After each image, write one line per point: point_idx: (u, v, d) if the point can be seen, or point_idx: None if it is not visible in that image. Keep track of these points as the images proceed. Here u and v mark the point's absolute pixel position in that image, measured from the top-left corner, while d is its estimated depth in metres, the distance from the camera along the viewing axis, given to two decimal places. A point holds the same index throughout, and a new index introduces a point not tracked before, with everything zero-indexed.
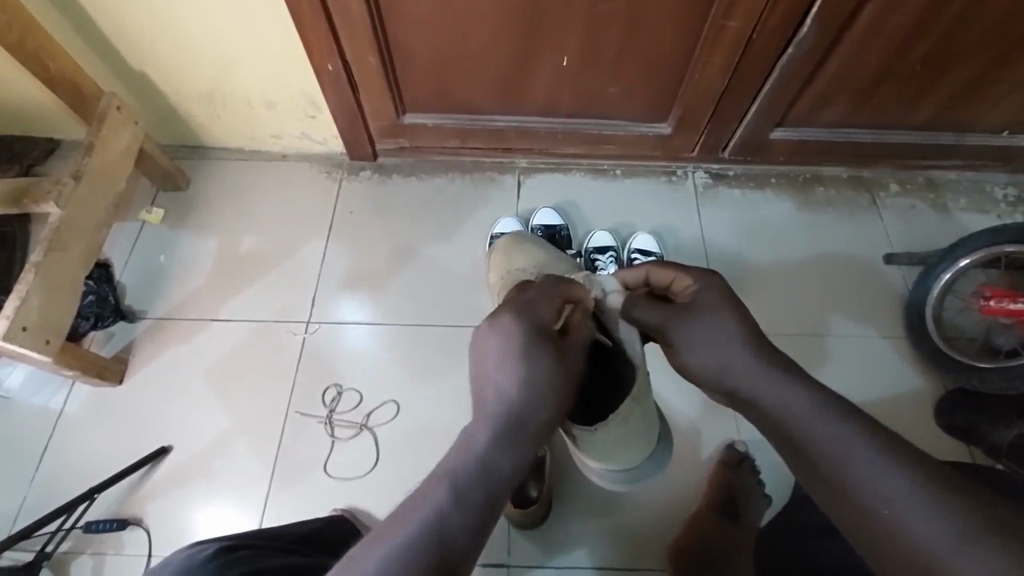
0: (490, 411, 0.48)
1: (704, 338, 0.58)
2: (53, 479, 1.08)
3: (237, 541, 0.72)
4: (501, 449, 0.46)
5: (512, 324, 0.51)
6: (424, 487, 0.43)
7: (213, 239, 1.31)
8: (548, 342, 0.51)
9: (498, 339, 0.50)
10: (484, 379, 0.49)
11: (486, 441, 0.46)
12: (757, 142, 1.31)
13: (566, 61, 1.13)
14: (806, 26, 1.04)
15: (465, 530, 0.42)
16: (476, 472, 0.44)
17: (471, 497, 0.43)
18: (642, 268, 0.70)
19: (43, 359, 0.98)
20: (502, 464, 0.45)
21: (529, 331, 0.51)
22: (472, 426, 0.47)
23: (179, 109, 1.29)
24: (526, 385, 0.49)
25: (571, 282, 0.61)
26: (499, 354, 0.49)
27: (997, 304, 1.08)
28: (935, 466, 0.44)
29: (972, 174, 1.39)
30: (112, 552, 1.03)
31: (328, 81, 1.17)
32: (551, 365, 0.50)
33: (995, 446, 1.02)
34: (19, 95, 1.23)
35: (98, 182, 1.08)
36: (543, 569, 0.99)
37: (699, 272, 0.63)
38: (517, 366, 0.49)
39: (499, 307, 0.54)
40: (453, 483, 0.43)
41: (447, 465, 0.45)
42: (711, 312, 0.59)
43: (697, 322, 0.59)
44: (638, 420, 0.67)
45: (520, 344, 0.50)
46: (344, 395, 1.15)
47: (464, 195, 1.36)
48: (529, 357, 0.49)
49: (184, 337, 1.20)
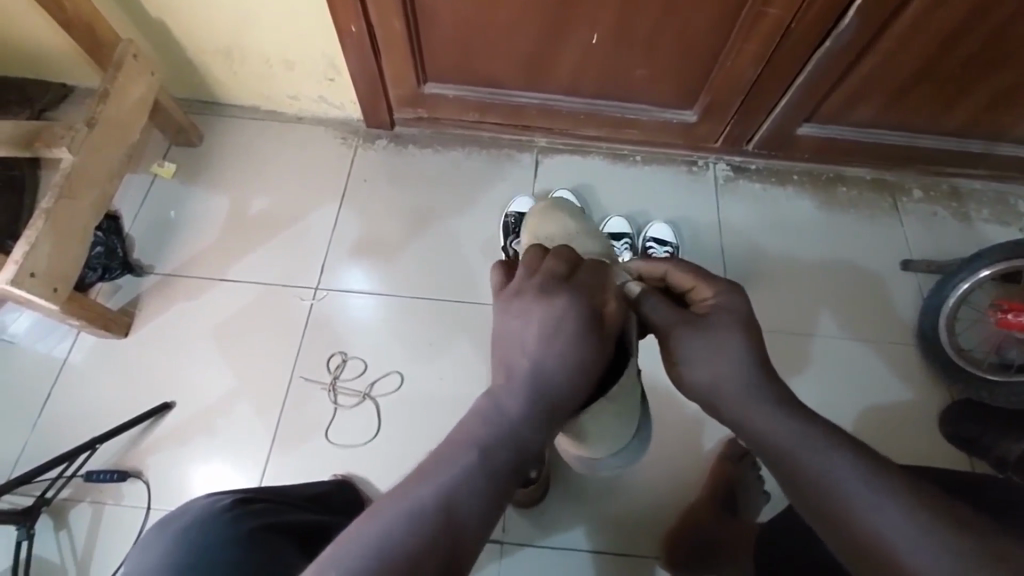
0: (520, 380, 0.46)
1: (703, 353, 0.55)
2: (54, 427, 1.08)
3: (251, 494, 0.73)
4: (529, 420, 0.44)
5: (557, 299, 0.51)
6: (451, 448, 0.41)
7: (224, 197, 1.30)
8: (592, 323, 0.51)
9: (539, 317, 0.49)
10: (516, 350, 0.48)
11: (518, 410, 0.44)
12: (783, 136, 1.28)
13: (596, 38, 1.10)
14: (847, 19, 1.01)
15: (490, 495, 0.40)
16: (504, 442, 0.42)
17: (497, 464, 0.41)
18: (663, 264, 0.65)
19: (49, 307, 0.97)
20: (530, 436, 0.44)
21: (576, 309, 0.50)
22: (502, 393, 0.45)
23: (197, 62, 1.27)
24: (564, 363, 0.48)
25: (604, 261, 0.60)
26: (540, 330, 0.49)
27: (1014, 317, 1.06)
28: (943, 490, 0.43)
29: (996, 184, 1.37)
30: (112, 503, 1.03)
31: (350, 43, 1.14)
32: (588, 348, 0.50)
33: (1002, 460, 1.01)
34: (33, 36, 1.20)
35: (111, 132, 1.06)
36: (537, 548, 0.99)
37: (720, 285, 0.59)
38: (559, 345, 0.48)
39: (537, 287, 0.52)
40: (481, 446, 0.42)
41: (471, 429, 0.43)
42: (719, 331, 0.55)
43: (706, 340, 0.55)
44: (630, 398, 0.64)
45: (563, 321, 0.49)
46: (348, 363, 1.15)
47: (480, 170, 1.34)
48: (572, 336, 0.49)
49: (192, 294, 1.20)
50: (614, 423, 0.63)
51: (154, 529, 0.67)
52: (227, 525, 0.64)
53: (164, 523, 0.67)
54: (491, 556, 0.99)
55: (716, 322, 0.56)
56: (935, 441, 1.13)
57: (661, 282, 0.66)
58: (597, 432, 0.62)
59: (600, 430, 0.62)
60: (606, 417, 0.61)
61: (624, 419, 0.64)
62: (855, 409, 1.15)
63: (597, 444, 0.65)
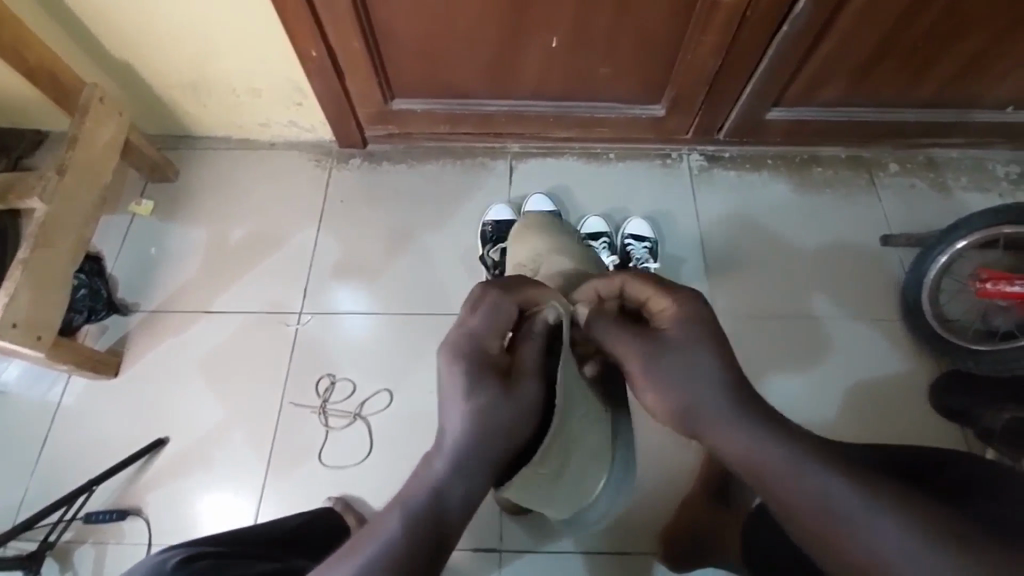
0: (445, 446, 0.51)
1: (680, 378, 0.53)
2: (53, 471, 1.10)
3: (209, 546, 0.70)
4: (455, 476, 0.50)
5: (456, 346, 0.56)
6: (382, 514, 0.47)
7: (203, 230, 1.31)
8: (489, 370, 0.55)
9: (454, 371, 0.54)
10: (442, 404, 0.53)
11: (440, 469, 0.50)
12: (753, 122, 1.28)
13: (556, 41, 1.11)
14: (801, 4, 1.01)
15: (419, 553, 0.45)
16: (426, 500, 0.48)
17: (420, 518, 0.46)
18: (619, 278, 0.66)
19: (35, 354, 0.99)
20: (452, 491, 0.49)
21: (469, 357, 0.55)
22: (430, 457, 0.51)
23: (165, 97, 1.27)
24: (476, 419, 0.52)
25: (536, 284, 0.63)
26: (454, 384, 0.53)
27: (993, 287, 1.06)
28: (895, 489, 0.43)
29: (973, 151, 1.36)
30: (114, 542, 1.05)
31: (313, 67, 1.15)
32: (496, 401, 0.53)
33: (988, 430, 1.01)
34: (3, 87, 1.22)
35: (84, 176, 1.07)
36: (535, 554, 1.00)
37: (681, 297, 0.58)
38: (453, 402, 0.53)
39: (450, 338, 0.56)
40: (405, 508, 0.47)
41: (402, 493, 0.49)
42: (692, 347, 0.54)
43: (664, 366, 0.55)
44: (585, 454, 0.62)
45: (460, 368, 0.54)
46: (337, 385, 1.16)
47: (456, 181, 1.35)
48: (464, 390, 0.53)
49: (177, 328, 1.21)
50: (566, 478, 0.61)
51: None
52: None
53: None
54: (490, 566, 1.00)
55: (681, 339, 0.55)
56: (925, 416, 1.13)
57: (617, 300, 0.68)
58: (534, 491, 0.61)
59: (549, 484, 0.61)
60: (545, 480, 0.60)
61: (565, 473, 0.61)
62: (844, 389, 1.15)
63: (535, 493, 0.62)
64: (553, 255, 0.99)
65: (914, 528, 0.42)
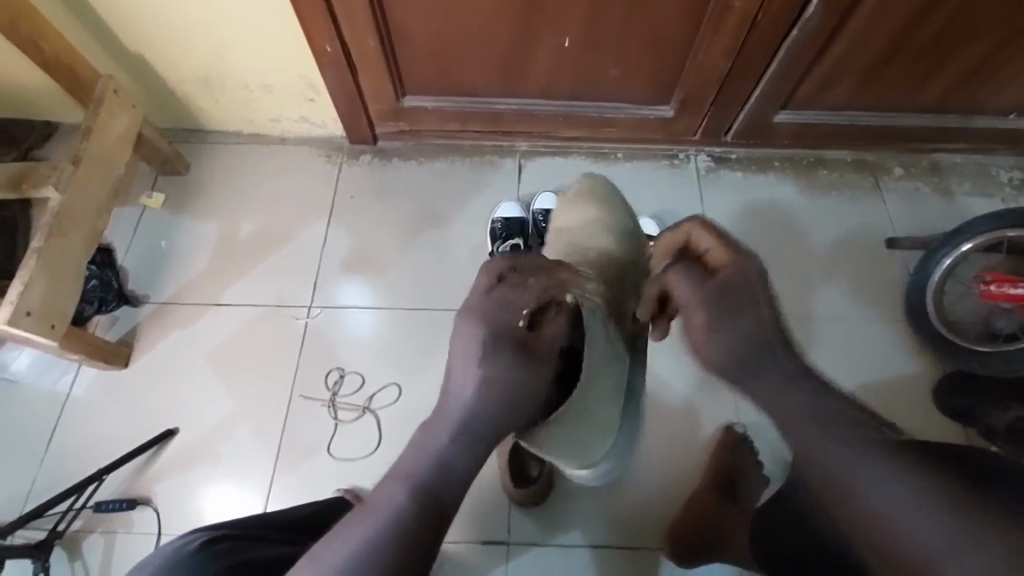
0: (449, 418, 0.52)
1: (732, 332, 0.61)
2: (62, 461, 1.10)
3: (223, 531, 0.71)
4: (454, 442, 0.50)
5: (479, 313, 0.56)
6: (385, 484, 0.47)
7: (214, 223, 1.31)
8: (510, 338, 0.57)
9: (473, 340, 0.55)
10: (454, 372, 0.55)
11: (447, 439, 0.50)
12: (761, 124, 1.29)
13: (568, 42, 1.12)
14: (811, 8, 1.02)
15: (425, 524, 0.45)
16: (432, 471, 0.48)
17: (427, 487, 0.47)
18: (687, 224, 0.68)
19: (47, 343, 0.99)
20: (458, 461, 0.49)
21: (491, 325, 0.56)
22: (433, 427, 0.51)
23: (177, 92, 1.28)
24: (484, 396, 0.53)
25: (564, 266, 0.65)
26: (471, 354, 0.54)
27: (997, 289, 1.07)
28: None
29: (977, 157, 1.38)
30: (123, 531, 1.05)
31: (327, 63, 1.16)
32: (511, 376, 0.55)
33: (990, 429, 1.05)
34: (16, 78, 1.23)
35: (99, 166, 1.08)
36: (543, 547, 1.01)
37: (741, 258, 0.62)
38: (471, 369, 0.54)
39: (473, 304, 0.56)
40: (410, 481, 0.47)
41: (406, 463, 0.49)
42: (745, 310, 0.61)
43: (722, 314, 0.61)
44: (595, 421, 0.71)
45: (483, 338, 0.55)
46: (346, 378, 1.16)
47: (465, 178, 1.36)
48: (483, 355, 0.54)
49: (186, 321, 1.21)
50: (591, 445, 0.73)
51: (139, 566, 0.67)
52: (198, 568, 0.63)
53: (143, 565, 0.67)
54: (498, 558, 1.01)
55: (738, 300, 0.61)
56: (929, 416, 1.14)
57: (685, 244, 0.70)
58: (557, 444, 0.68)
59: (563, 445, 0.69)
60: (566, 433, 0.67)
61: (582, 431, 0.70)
62: (848, 388, 1.16)
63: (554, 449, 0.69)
64: (597, 233, 0.97)
65: (909, 484, 0.48)
